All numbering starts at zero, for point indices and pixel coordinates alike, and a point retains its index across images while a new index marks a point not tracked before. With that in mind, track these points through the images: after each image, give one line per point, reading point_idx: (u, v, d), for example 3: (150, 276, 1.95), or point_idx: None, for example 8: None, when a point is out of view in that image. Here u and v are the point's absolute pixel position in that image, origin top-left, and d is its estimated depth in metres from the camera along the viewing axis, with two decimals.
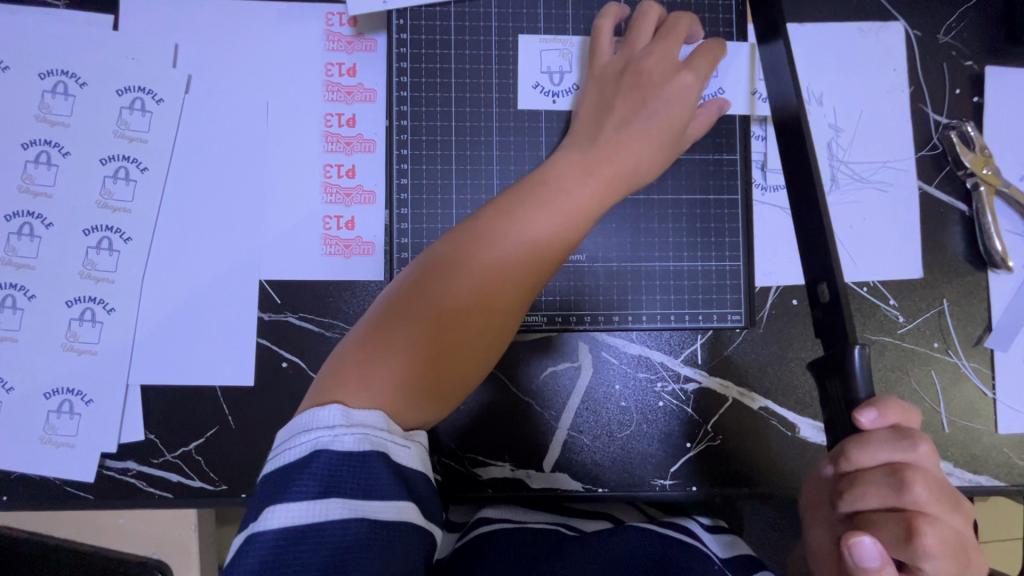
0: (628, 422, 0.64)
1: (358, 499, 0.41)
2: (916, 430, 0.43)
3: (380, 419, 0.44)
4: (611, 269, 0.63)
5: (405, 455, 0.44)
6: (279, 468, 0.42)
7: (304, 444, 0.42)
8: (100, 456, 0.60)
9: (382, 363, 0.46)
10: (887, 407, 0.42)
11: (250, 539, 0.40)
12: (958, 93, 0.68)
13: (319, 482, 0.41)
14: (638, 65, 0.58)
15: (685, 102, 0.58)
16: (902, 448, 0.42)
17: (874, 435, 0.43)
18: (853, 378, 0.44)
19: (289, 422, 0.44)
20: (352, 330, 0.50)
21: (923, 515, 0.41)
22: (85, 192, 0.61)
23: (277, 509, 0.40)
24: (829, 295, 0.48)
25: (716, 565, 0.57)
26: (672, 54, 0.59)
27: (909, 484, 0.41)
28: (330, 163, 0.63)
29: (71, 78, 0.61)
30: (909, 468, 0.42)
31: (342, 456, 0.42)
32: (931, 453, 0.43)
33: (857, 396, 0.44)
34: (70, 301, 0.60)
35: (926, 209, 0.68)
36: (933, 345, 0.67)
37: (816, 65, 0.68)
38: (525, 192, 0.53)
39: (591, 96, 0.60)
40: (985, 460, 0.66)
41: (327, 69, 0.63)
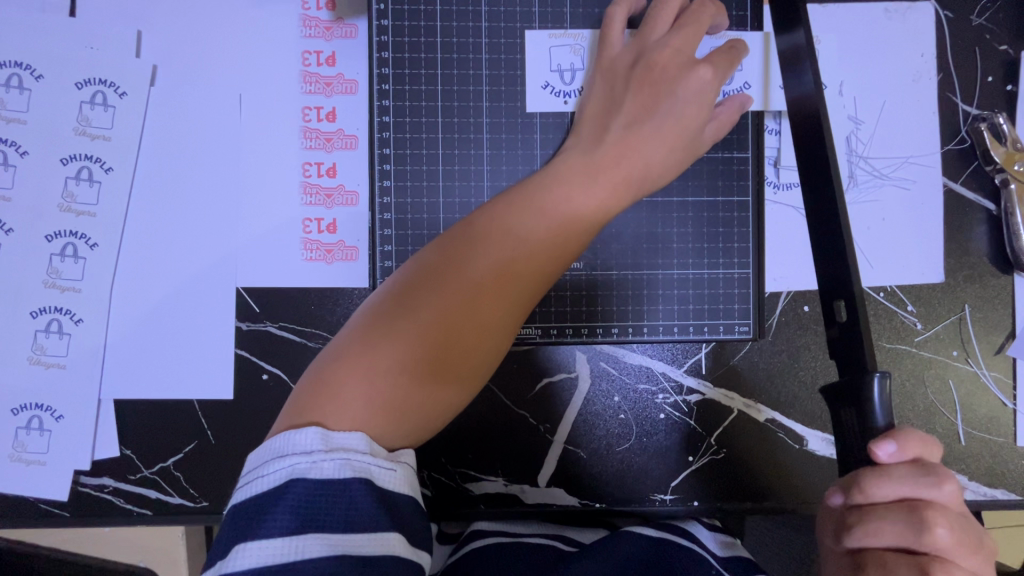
0: (628, 435, 0.61)
1: (339, 533, 0.36)
2: (939, 466, 0.39)
3: (361, 441, 0.39)
4: (611, 278, 0.59)
5: (390, 480, 0.39)
6: (249, 499, 0.38)
7: (278, 472, 0.38)
8: (74, 473, 0.57)
9: (362, 387, 0.41)
10: (908, 440, 0.38)
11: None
12: (990, 81, 0.63)
13: (294, 515, 0.36)
14: (651, 57, 0.53)
15: (703, 101, 0.52)
16: (925, 485, 0.38)
17: (892, 468, 0.39)
18: (870, 409, 0.41)
19: (261, 446, 0.39)
20: (327, 348, 0.45)
21: (943, 561, 0.38)
22: (46, 195, 0.57)
23: (247, 546, 0.36)
24: (847, 315, 0.44)
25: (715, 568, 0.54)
26: (689, 46, 0.54)
27: (930, 524, 0.38)
28: (309, 162, 0.58)
29: (26, 70, 0.57)
30: (930, 508, 0.38)
31: (321, 485, 0.37)
32: (953, 493, 0.39)
33: (874, 426, 0.40)
34: (34, 311, 0.57)
35: (950, 207, 0.63)
36: (952, 354, 0.63)
37: (836, 51, 0.62)
38: (527, 196, 0.48)
39: (598, 94, 0.55)
40: (1002, 473, 0.63)
41: (304, 58, 0.58)
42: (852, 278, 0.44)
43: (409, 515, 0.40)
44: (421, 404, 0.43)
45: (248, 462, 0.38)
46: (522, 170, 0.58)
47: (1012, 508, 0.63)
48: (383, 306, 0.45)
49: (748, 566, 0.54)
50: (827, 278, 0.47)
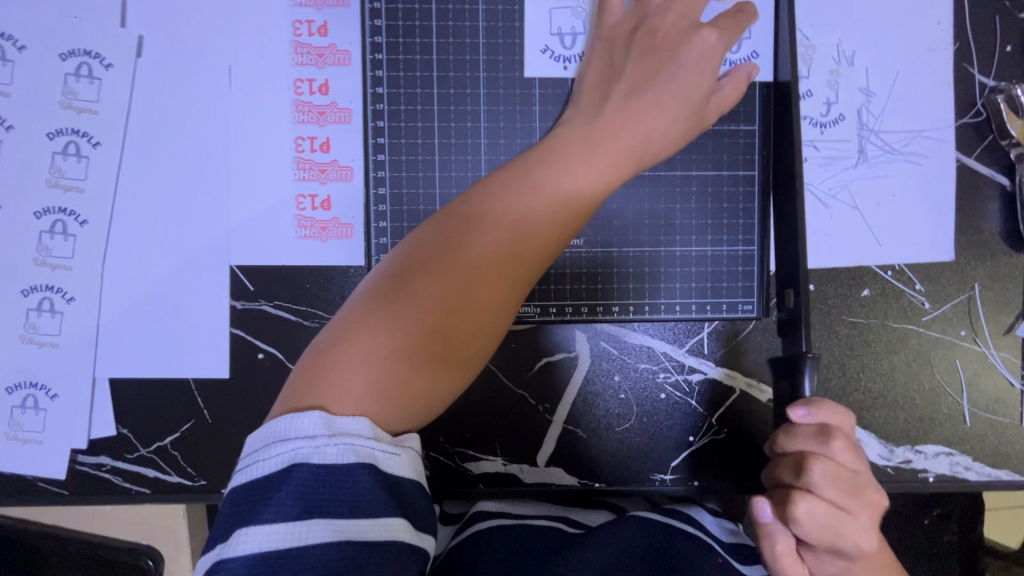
0: (627, 415, 0.61)
1: (343, 517, 0.36)
2: (841, 432, 0.43)
3: (365, 426, 0.38)
4: (612, 254, 0.58)
5: (394, 465, 0.39)
6: (249, 483, 0.37)
7: (280, 456, 0.37)
8: (71, 452, 0.57)
9: (361, 369, 0.40)
10: (816, 406, 0.43)
11: (215, 566, 0.35)
12: (1009, 50, 0.60)
13: (297, 501, 0.36)
14: (653, 23, 0.51)
15: (705, 68, 0.50)
16: (816, 440, 0.43)
17: (799, 428, 0.44)
18: (799, 381, 0.47)
19: (262, 428, 0.38)
20: (326, 328, 0.43)
21: (811, 496, 0.41)
22: (34, 171, 0.55)
23: (248, 531, 0.35)
24: (794, 301, 0.50)
25: (721, 556, 0.53)
26: (694, 13, 0.52)
27: (808, 467, 0.42)
28: (302, 136, 0.57)
29: (9, 40, 0.55)
30: (814, 457, 0.42)
31: (324, 470, 0.36)
32: (847, 452, 0.42)
33: (800, 394, 0.47)
34: (26, 290, 0.56)
35: (963, 183, 0.61)
36: (960, 333, 0.62)
37: (849, 19, 0.60)
38: (524, 169, 0.46)
39: (597, 63, 0.53)
40: (1007, 454, 0.62)
41: (295, 27, 0.56)
42: (796, 268, 0.49)
43: (408, 494, 0.39)
44: (420, 385, 0.42)
45: (248, 446, 0.37)
46: (520, 144, 0.56)
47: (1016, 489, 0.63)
48: (380, 284, 0.43)
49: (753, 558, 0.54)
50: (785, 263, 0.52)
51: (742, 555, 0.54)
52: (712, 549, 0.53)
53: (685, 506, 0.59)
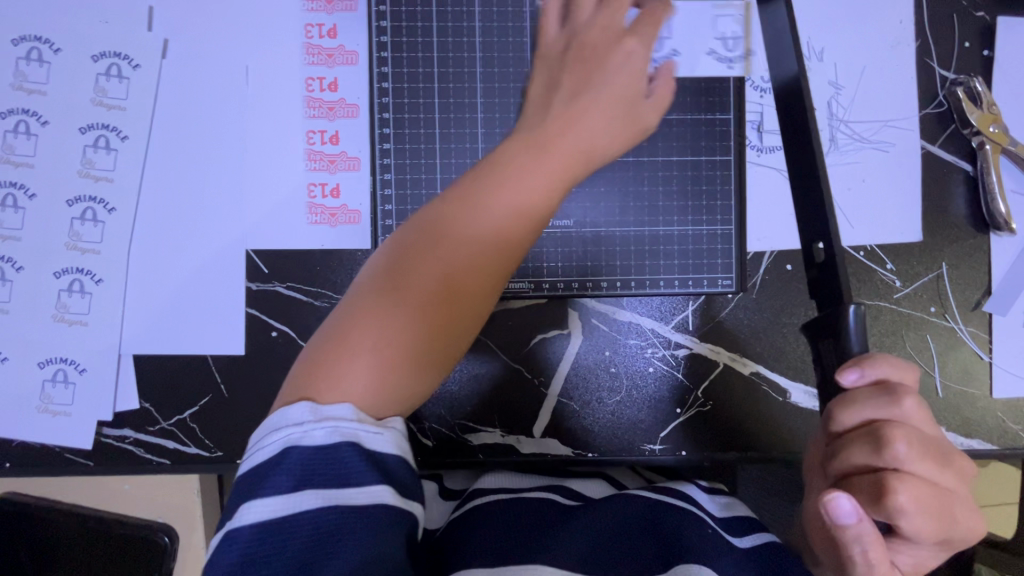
0: (618, 388, 0.64)
1: (333, 488, 0.39)
2: (904, 386, 0.42)
3: (350, 411, 0.42)
4: (600, 235, 0.62)
5: (380, 442, 0.41)
6: (252, 467, 0.41)
7: (274, 443, 0.41)
8: (97, 424, 0.61)
9: (345, 366, 0.43)
10: (872, 365, 0.40)
11: (227, 536, 0.39)
12: (967, 46, 0.65)
13: (292, 477, 0.39)
14: (581, 37, 0.55)
15: (635, 70, 0.54)
16: (884, 405, 0.41)
17: (857, 393, 0.41)
18: (846, 336, 0.41)
19: (260, 422, 0.42)
20: (316, 335, 0.47)
21: (903, 475, 0.40)
22: (66, 162, 0.60)
23: (253, 505, 0.39)
24: (825, 255, 0.45)
25: (713, 529, 0.57)
26: (615, 21, 0.55)
27: (889, 442, 0.40)
28: (313, 129, 0.62)
29: (46, 43, 0.60)
30: (890, 426, 0.41)
31: (313, 451, 0.40)
32: (918, 411, 0.41)
33: (850, 351, 0.41)
34: (58, 272, 0.60)
35: (928, 168, 0.66)
36: (930, 310, 0.66)
37: (818, 19, 0.65)
38: (485, 172, 0.49)
39: (537, 78, 0.56)
40: (978, 424, 0.66)
41: (307, 30, 0.61)
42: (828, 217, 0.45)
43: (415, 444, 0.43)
44: (404, 378, 0.44)
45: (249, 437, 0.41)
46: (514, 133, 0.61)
47: (987, 457, 0.66)
48: (358, 294, 0.47)
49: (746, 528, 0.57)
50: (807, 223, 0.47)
51: (736, 530, 0.57)
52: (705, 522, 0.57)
53: (676, 484, 0.63)
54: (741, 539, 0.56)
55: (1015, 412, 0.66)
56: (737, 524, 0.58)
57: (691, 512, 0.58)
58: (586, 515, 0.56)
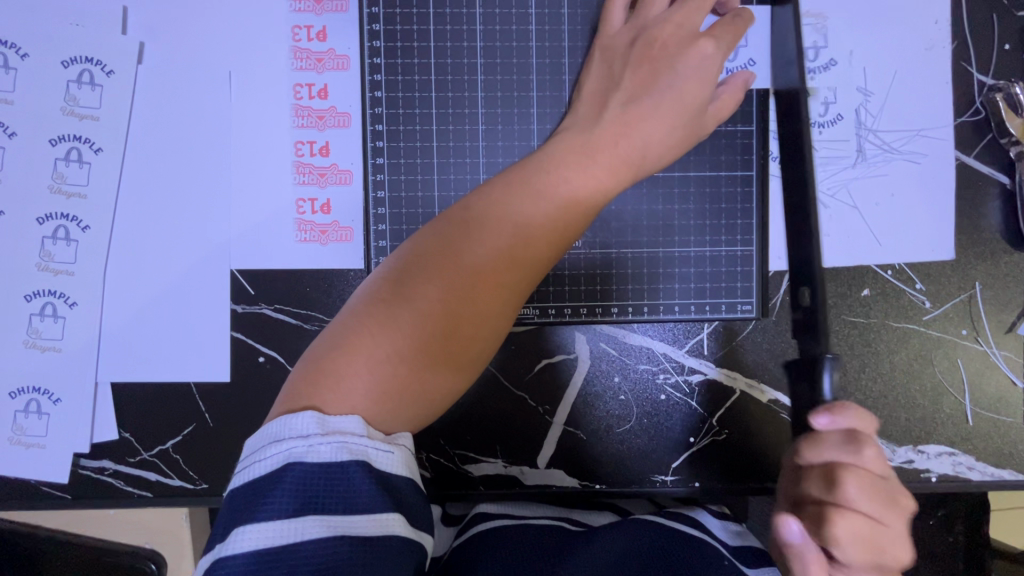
0: (628, 417, 0.60)
1: (338, 514, 0.36)
2: (868, 434, 0.40)
3: (359, 425, 0.38)
4: (611, 256, 0.58)
5: (389, 463, 0.38)
6: (246, 484, 0.37)
7: (275, 457, 0.37)
8: (74, 456, 0.57)
9: (357, 371, 0.40)
10: (840, 412, 0.39)
11: (213, 565, 0.35)
12: (1008, 49, 0.60)
13: (293, 497, 0.36)
14: (652, 32, 0.52)
15: (704, 76, 0.50)
16: (843, 448, 0.39)
17: (824, 436, 0.40)
18: (819, 384, 0.45)
19: (259, 431, 0.38)
20: (325, 330, 0.43)
21: (847, 511, 0.38)
22: (36, 177, 0.56)
23: (246, 530, 0.35)
24: (809, 300, 0.50)
25: (727, 560, 0.52)
26: (693, 22, 0.52)
27: (841, 482, 0.38)
28: (301, 141, 0.57)
29: (11, 49, 0.55)
30: (844, 468, 0.39)
31: (319, 469, 0.36)
32: (880, 458, 0.39)
33: (821, 398, 0.45)
34: (29, 295, 0.56)
35: (963, 182, 0.61)
36: (961, 333, 0.62)
37: (846, 21, 0.60)
38: (523, 177, 0.46)
39: (596, 74, 0.53)
40: (1010, 453, 0.62)
41: (294, 33, 0.57)
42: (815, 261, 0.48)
43: (404, 489, 0.38)
44: (419, 390, 0.42)
45: (245, 446, 0.37)
46: (518, 146, 0.57)
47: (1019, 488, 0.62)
48: (379, 289, 0.43)
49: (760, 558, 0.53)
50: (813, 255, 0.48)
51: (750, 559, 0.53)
52: (719, 553, 0.53)
53: (688, 510, 0.59)
54: (754, 570, 0.51)
55: None
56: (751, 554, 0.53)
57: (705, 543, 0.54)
58: (588, 549, 0.52)
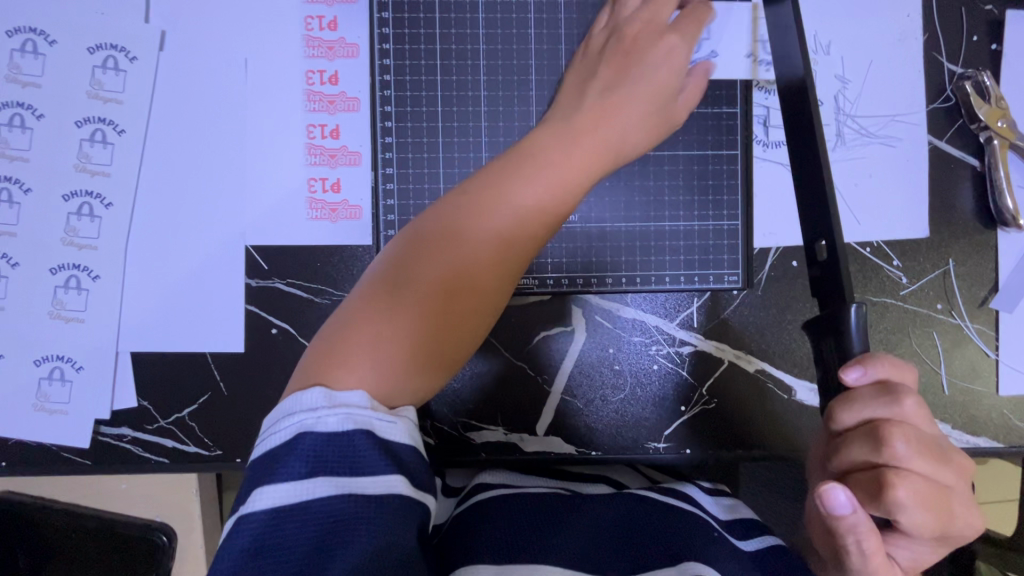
0: (622, 386, 0.64)
1: (346, 476, 0.38)
2: (905, 386, 0.41)
3: (363, 399, 0.40)
4: (605, 231, 0.62)
5: (393, 432, 0.41)
6: (263, 455, 0.40)
7: (288, 429, 0.39)
8: (95, 423, 0.60)
9: (365, 349, 0.43)
10: (872, 364, 0.41)
11: (237, 522, 0.38)
12: (975, 40, 0.64)
13: (305, 463, 0.38)
14: (624, 31, 0.56)
15: (673, 68, 0.55)
16: (884, 403, 0.40)
17: (858, 392, 0.42)
18: (847, 336, 0.42)
19: (274, 407, 0.41)
20: (332, 317, 0.46)
21: (902, 472, 0.39)
22: (63, 156, 0.59)
23: (264, 492, 0.38)
24: (828, 254, 0.46)
25: (716, 531, 0.56)
26: (661, 16, 0.56)
27: (888, 439, 0.40)
28: (313, 124, 0.61)
29: (41, 35, 0.59)
30: (889, 424, 0.40)
31: (328, 438, 0.39)
32: (919, 410, 0.41)
33: (851, 352, 0.42)
34: (54, 268, 0.59)
35: (936, 164, 0.65)
36: (936, 307, 0.65)
37: (826, 14, 0.64)
38: (512, 165, 0.50)
39: (575, 70, 0.57)
40: (985, 421, 0.66)
41: (307, 22, 0.60)
42: (829, 216, 0.45)
43: (407, 454, 0.41)
44: (425, 364, 0.45)
45: (260, 421, 0.40)
46: (518, 127, 0.60)
47: (992, 455, 0.66)
48: (381, 277, 0.46)
49: (751, 531, 0.56)
50: (808, 222, 0.48)
51: (737, 534, 0.56)
52: (710, 525, 0.56)
53: (680, 486, 0.61)
54: (745, 541, 0.55)
55: (1021, 410, 0.66)
56: (740, 527, 0.57)
57: (696, 516, 0.56)
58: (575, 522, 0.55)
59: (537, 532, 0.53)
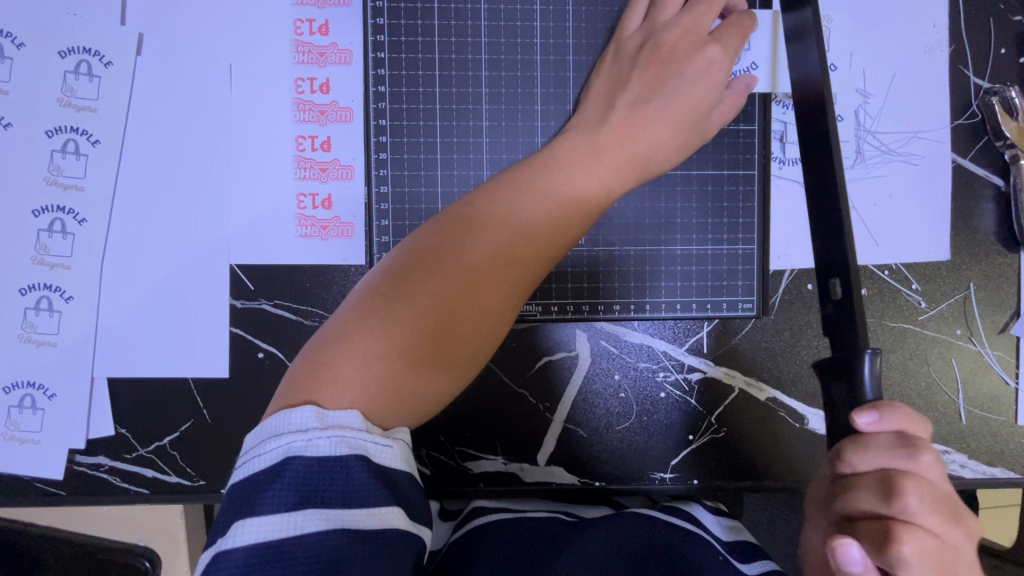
0: (628, 414, 0.61)
1: (338, 507, 0.35)
2: (921, 440, 0.38)
3: (358, 419, 0.38)
4: (613, 254, 0.59)
5: (388, 458, 0.38)
6: (245, 480, 0.36)
7: (275, 451, 0.36)
8: (69, 452, 0.57)
9: (357, 365, 0.39)
10: (888, 411, 0.38)
11: (213, 559, 0.34)
12: (1003, 53, 0.61)
13: (292, 492, 0.35)
14: (660, 36, 0.52)
15: (712, 81, 0.51)
16: (902, 454, 0.37)
17: (874, 439, 0.38)
18: (860, 383, 0.40)
19: (257, 426, 0.37)
20: (326, 324, 0.43)
21: (912, 527, 0.35)
22: (32, 169, 0.55)
23: (246, 523, 0.34)
24: (842, 293, 0.42)
25: (721, 556, 0.52)
26: (700, 27, 0.52)
27: (902, 491, 0.36)
28: (302, 135, 0.57)
29: (7, 38, 0.54)
30: (904, 476, 0.36)
31: (318, 463, 0.35)
32: (936, 468, 0.37)
33: (863, 398, 0.39)
34: (24, 289, 0.56)
35: (958, 184, 0.62)
36: (956, 332, 0.63)
37: (847, 25, 0.61)
38: (530, 175, 0.46)
39: (605, 76, 0.54)
40: (1002, 451, 0.63)
41: (296, 27, 0.56)
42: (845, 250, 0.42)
43: (401, 483, 0.38)
44: (418, 388, 0.41)
45: (244, 442, 0.36)
46: (522, 143, 0.56)
47: (1010, 486, 0.63)
48: (383, 281, 0.43)
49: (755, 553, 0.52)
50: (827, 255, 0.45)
51: (742, 555, 0.52)
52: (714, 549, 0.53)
53: (683, 503, 0.59)
54: (749, 565, 0.51)
55: None
56: (746, 549, 0.53)
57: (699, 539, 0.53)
58: (579, 544, 0.52)
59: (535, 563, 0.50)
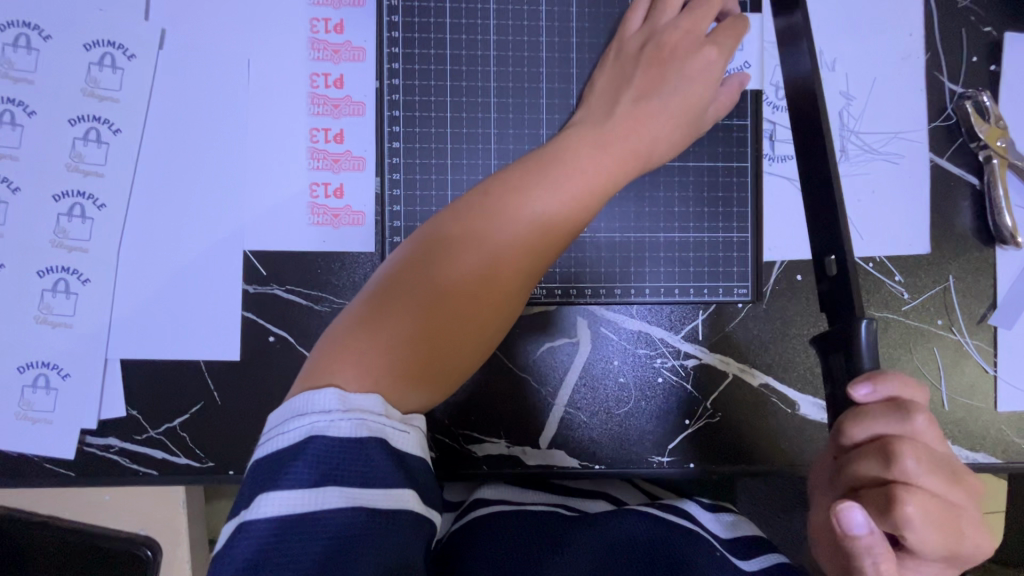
0: (627, 398, 0.63)
1: (358, 487, 0.36)
2: (916, 405, 0.40)
3: (378, 404, 0.39)
4: (614, 241, 0.62)
5: (404, 442, 0.39)
6: (268, 456, 0.37)
7: (298, 430, 0.37)
8: (80, 432, 0.58)
9: (378, 345, 0.41)
10: (884, 380, 0.40)
11: (237, 528, 0.36)
12: (975, 61, 0.65)
13: (314, 470, 0.36)
14: (661, 38, 0.56)
15: (708, 80, 0.55)
16: (897, 420, 0.39)
17: (870, 410, 0.40)
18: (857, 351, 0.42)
19: (280, 406, 0.39)
20: (346, 310, 0.45)
21: (913, 488, 0.38)
22: (54, 155, 0.57)
23: (270, 497, 0.35)
24: (837, 269, 0.46)
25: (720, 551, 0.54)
26: (696, 29, 0.56)
27: (898, 456, 0.38)
28: (317, 127, 0.59)
29: (34, 30, 0.57)
30: (900, 440, 0.39)
31: (340, 444, 0.37)
32: (929, 427, 0.40)
33: (861, 367, 0.42)
34: (42, 271, 0.57)
35: (937, 181, 0.66)
36: (937, 322, 0.66)
37: (832, 31, 0.65)
38: (539, 165, 0.49)
39: (609, 72, 0.57)
40: (983, 437, 0.66)
41: (313, 25, 0.59)
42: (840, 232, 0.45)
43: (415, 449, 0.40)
44: (436, 364, 0.43)
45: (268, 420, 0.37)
46: (528, 134, 0.59)
47: (991, 470, 0.66)
48: (401, 268, 0.45)
49: (751, 550, 0.54)
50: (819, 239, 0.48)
51: (740, 551, 0.54)
52: (715, 547, 0.54)
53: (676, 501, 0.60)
54: (746, 561, 0.53)
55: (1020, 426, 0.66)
56: (742, 546, 0.55)
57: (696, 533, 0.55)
58: (580, 539, 0.54)
59: (541, 548, 0.52)
